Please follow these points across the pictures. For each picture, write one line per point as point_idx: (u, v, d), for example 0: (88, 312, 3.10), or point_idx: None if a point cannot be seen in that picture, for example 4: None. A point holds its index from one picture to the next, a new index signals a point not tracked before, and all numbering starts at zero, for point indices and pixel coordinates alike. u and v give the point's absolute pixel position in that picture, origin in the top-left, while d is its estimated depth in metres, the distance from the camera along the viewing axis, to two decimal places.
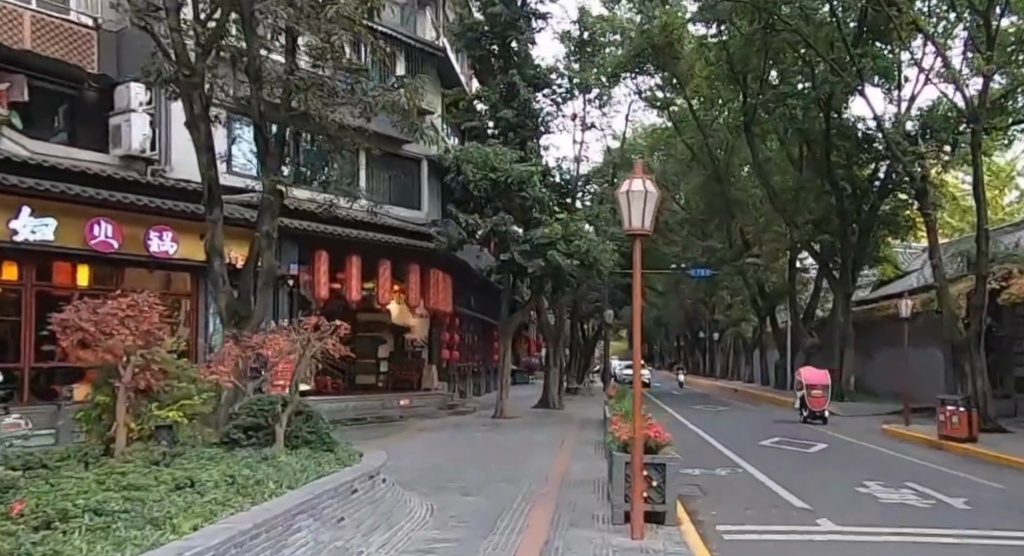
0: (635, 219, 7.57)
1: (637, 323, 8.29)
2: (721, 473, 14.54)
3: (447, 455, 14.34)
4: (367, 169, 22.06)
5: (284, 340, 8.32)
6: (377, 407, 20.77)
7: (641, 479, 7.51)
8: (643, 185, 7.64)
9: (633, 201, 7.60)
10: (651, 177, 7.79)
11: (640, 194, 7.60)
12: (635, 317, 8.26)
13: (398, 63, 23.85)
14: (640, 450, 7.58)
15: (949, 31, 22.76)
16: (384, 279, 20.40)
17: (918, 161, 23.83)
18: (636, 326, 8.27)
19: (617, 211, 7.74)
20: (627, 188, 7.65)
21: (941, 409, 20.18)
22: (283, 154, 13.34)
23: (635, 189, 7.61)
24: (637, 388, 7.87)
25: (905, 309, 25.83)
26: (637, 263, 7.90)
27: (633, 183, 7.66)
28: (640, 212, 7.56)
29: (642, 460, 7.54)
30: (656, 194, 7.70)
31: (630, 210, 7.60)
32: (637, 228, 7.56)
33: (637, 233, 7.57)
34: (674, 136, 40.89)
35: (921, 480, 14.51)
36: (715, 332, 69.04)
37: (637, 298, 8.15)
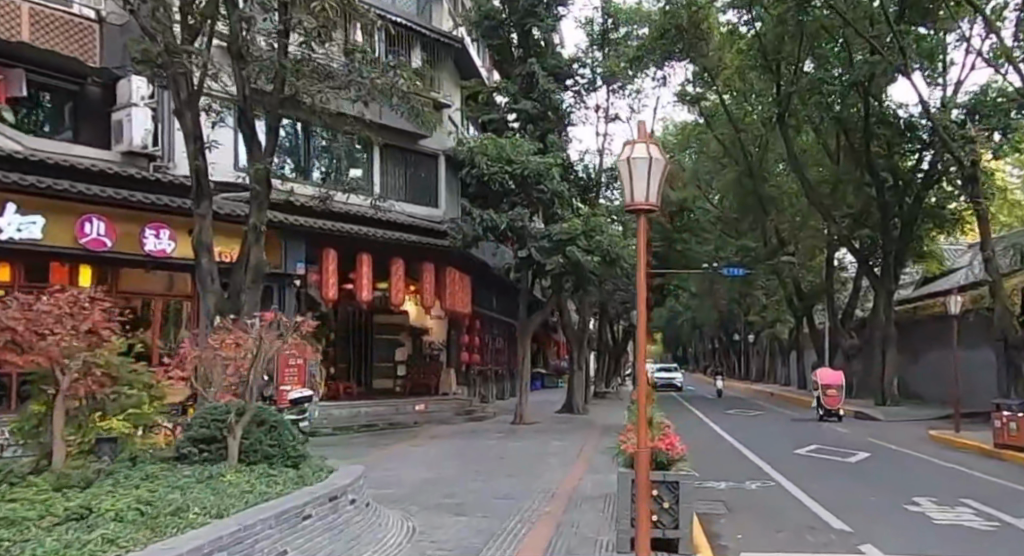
0: (637, 192, 6.62)
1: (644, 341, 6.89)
2: (750, 486, 13.34)
3: (454, 467, 13.28)
4: (381, 165, 21.11)
5: (240, 341, 7.28)
6: (391, 412, 19.50)
7: (647, 504, 6.48)
8: (646, 150, 6.68)
9: (636, 171, 6.66)
10: (659, 143, 6.81)
11: (644, 163, 6.65)
12: (640, 334, 6.89)
13: (412, 54, 22.17)
14: (645, 464, 6.75)
15: (999, 9, 21.52)
16: (397, 278, 19.13)
17: (968, 146, 22.55)
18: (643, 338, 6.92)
19: (616, 182, 6.81)
20: (628, 154, 6.72)
21: (996, 414, 18.72)
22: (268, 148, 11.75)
23: (638, 157, 6.66)
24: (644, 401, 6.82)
25: (954, 306, 24.38)
26: (642, 247, 6.83)
27: (635, 148, 6.72)
28: (643, 183, 6.62)
29: (646, 481, 6.54)
30: (664, 163, 6.75)
31: (632, 180, 6.65)
32: (640, 202, 6.62)
33: (640, 209, 6.64)
34: (705, 132, 39.54)
35: (979, 496, 13.08)
36: (750, 334, 67.40)
37: (642, 305, 6.83)
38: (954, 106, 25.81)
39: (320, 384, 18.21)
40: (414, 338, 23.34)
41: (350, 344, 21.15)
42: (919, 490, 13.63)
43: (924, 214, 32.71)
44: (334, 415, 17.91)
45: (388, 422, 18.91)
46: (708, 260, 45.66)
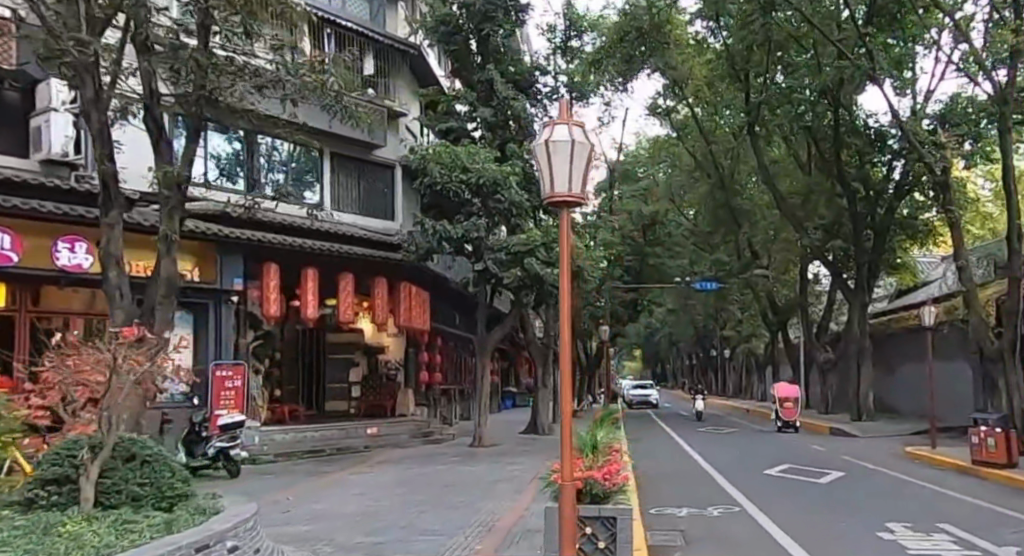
0: (557, 183, 6.55)
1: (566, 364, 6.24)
2: (713, 513, 12.81)
3: (393, 497, 12.16)
4: (333, 176, 19.92)
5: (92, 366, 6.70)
6: (341, 436, 17.91)
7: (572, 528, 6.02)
8: (569, 132, 6.54)
9: (558, 159, 6.56)
10: (585, 124, 6.69)
11: (566, 145, 6.53)
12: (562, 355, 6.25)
13: (366, 60, 20.97)
14: (569, 499, 6.07)
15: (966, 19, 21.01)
16: (346, 293, 17.83)
17: (940, 155, 22.06)
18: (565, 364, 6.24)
19: (535, 167, 6.70)
20: (548, 136, 6.58)
21: (973, 431, 17.94)
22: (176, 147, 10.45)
23: (560, 139, 6.53)
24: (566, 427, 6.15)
25: (928, 317, 23.71)
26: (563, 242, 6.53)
27: (555, 130, 6.57)
28: (564, 172, 6.55)
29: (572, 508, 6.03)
30: (589, 144, 6.64)
31: (553, 170, 6.57)
32: (562, 194, 6.56)
33: (562, 200, 6.57)
34: (676, 145, 38.88)
35: (956, 518, 12.20)
36: (725, 350, 66.90)
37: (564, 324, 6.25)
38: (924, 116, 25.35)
39: (263, 407, 17.07)
40: (369, 357, 21.86)
41: (298, 362, 19.87)
42: (890, 514, 12.77)
43: (895, 225, 32.23)
44: (277, 440, 16.09)
45: (336, 447, 17.26)
46: (681, 274, 44.93)
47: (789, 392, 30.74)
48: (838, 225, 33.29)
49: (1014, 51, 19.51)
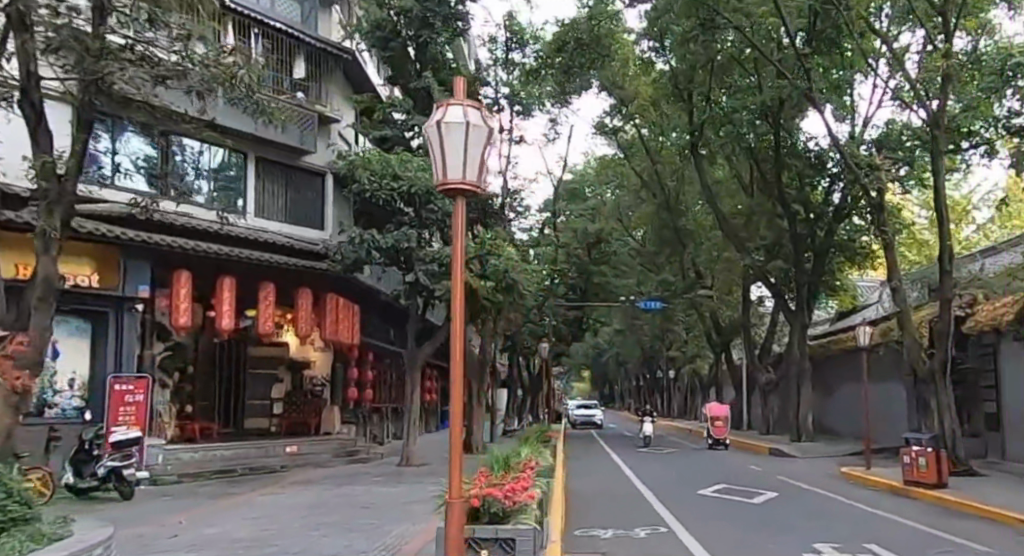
0: (450, 170, 6.03)
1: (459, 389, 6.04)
2: (639, 535, 12.32)
3: (295, 520, 11.39)
4: (258, 181, 19.03)
5: None
6: (256, 455, 17.01)
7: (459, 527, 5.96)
8: (463, 113, 5.99)
9: (452, 139, 6.02)
10: (482, 105, 6.14)
11: (459, 128, 5.98)
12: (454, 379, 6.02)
13: (297, 64, 20.17)
14: (458, 517, 5.99)
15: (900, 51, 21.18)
16: (265, 303, 16.92)
17: (876, 179, 22.10)
18: (457, 391, 6.00)
19: (427, 150, 6.13)
20: (441, 117, 6.00)
21: (905, 451, 17.71)
22: (57, 136, 9.66)
23: (453, 121, 5.96)
24: (454, 446, 5.98)
25: (863, 338, 23.64)
26: (457, 233, 6.12)
27: (449, 110, 6.00)
28: (458, 158, 6.03)
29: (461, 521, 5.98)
30: (486, 127, 6.10)
31: (446, 155, 6.04)
32: (456, 181, 6.03)
33: (456, 188, 6.05)
34: (623, 165, 38.84)
35: (886, 539, 11.79)
36: (671, 371, 66.96)
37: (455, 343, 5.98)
38: (860, 145, 25.74)
39: (169, 423, 16.11)
40: (293, 373, 21.03)
41: (211, 377, 18.82)
42: (818, 535, 12.34)
43: (834, 247, 32.38)
44: (183, 458, 15.18)
45: (249, 467, 16.34)
46: (626, 293, 44.47)
47: (718, 411, 31.60)
48: (778, 245, 33.42)
49: (945, 77, 19.66)
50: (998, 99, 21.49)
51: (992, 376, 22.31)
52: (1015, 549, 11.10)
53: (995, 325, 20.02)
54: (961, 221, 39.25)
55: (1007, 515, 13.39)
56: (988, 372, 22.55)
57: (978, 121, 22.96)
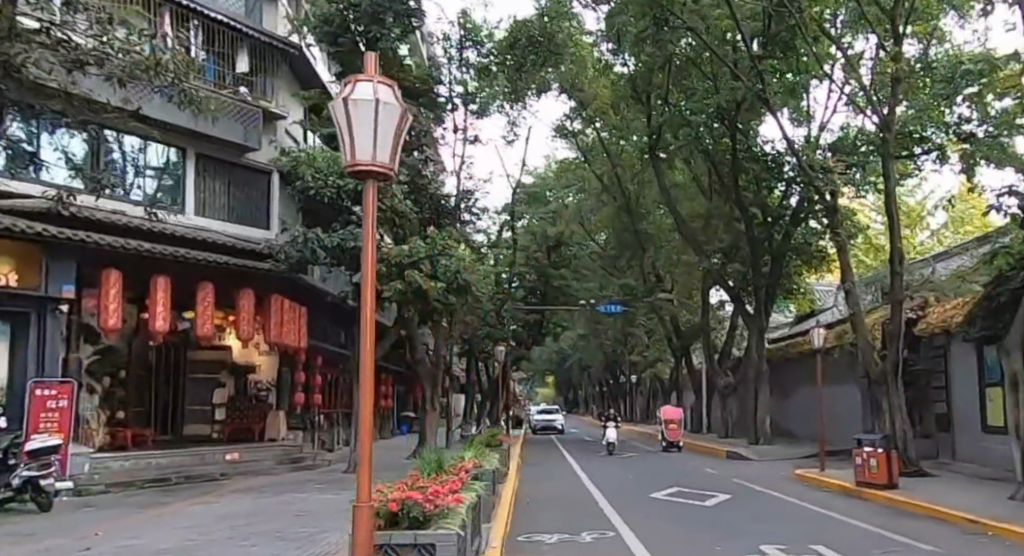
0: (359, 150, 5.58)
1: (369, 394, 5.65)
2: (586, 539, 11.99)
3: (223, 530, 10.90)
4: (199, 179, 18.40)
5: None
6: (194, 462, 16.40)
7: (368, 535, 5.52)
8: (373, 89, 5.55)
9: (360, 116, 5.57)
10: (394, 83, 5.69)
11: (369, 106, 5.54)
12: (362, 377, 5.64)
13: (240, 56, 19.60)
14: (368, 524, 5.55)
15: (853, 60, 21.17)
16: (204, 305, 16.31)
17: (830, 181, 22.06)
18: (366, 390, 5.58)
19: (334, 129, 5.68)
20: (348, 94, 5.56)
21: (857, 452, 17.58)
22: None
23: (360, 97, 5.52)
24: (365, 449, 5.59)
25: (816, 340, 23.56)
26: (368, 220, 5.64)
27: (357, 87, 5.56)
28: (368, 138, 5.59)
29: (371, 532, 5.53)
30: (398, 106, 5.68)
31: (354, 134, 5.59)
32: (365, 163, 5.59)
33: (366, 171, 5.61)
34: (582, 168, 38.70)
35: (834, 541, 11.54)
36: (632, 376, 67.02)
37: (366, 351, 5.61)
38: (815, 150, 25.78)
39: (98, 430, 15.47)
40: (237, 377, 20.42)
41: (145, 382, 18.08)
42: (766, 538, 12.06)
43: (791, 251, 32.41)
44: (112, 466, 14.55)
45: (184, 475, 15.75)
46: (587, 297, 43.87)
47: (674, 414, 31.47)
48: (736, 248, 33.44)
49: (896, 82, 19.64)
50: (948, 105, 21.58)
51: (942, 377, 22.38)
52: (961, 548, 10.97)
53: (945, 326, 20.05)
54: (915, 226, 39.66)
55: (956, 515, 13.29)
56: (939, 374, 22.59)
57: (930, 125, 23.04)
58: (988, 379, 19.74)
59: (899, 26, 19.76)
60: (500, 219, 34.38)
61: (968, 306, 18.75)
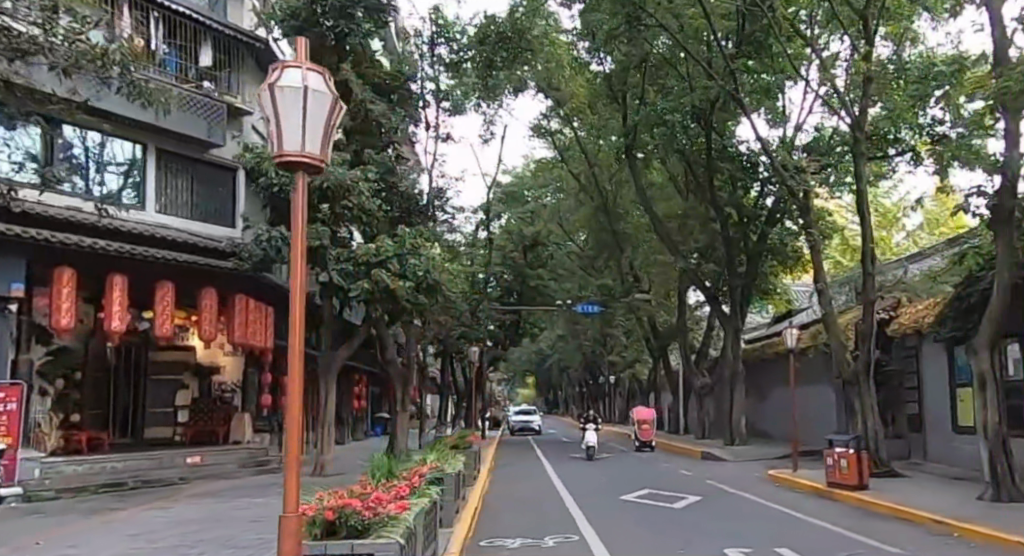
0: (287, 140, 5.30)
1: (297, 408, 5.30)
2: (548, 543, 11.75)
3: (171, 537, 10.57)
4: (160, 175, 18.02)
5: None
6: (152, 466, 16.02)
7: (295, 544, 5.23)
8: (301, 77, 5.28)
9: (285, 103, 5.28)
10: (324, 70, 5.43)
11: (296, 93, 5.27)
12: (292, 382, 5.28)
13: (203, 49, 19.24)
14: (295, 533, 5.25)
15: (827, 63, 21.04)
16: (163, 305, 15.85)
17: (802, 181, 21.97)
18: (295, 394, 5.27)
19: (261, 118, 5.40)
20: (274, 81, 5.28)
21: (827, 452, 17.45)
22: None
23: (286, 83, 5.25)
24: (292, 457, 5.25)
25: (790, 340, 23.44)
26: (297, 214, 5.37)
27: (285, 73, 5.29)
28: (296, 128, 5.31)
29: (297, 545, 5.24)
30: (329, 94, 5.41)
31: (280, 123, 5.31)
32: (294, 154, 5.30)
33: (294, 162, 5.32)
34: (559, 167, 38.51)
35: (800, 543, 11.35)
36: (612, 377, 66.95)
37: (296, 356, 5.27)
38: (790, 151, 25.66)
39: (50, 434, 15.05)
40: (201, 379, 20.05)
41: (102, 384, 17.63)
42: (732, 540, 11.86)
43: (766, 251, 32.30)
44: (64, 471, 14.15)
45: (141, 479, 15.38)
46: (564, 296, 43.72)
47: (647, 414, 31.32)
48: (711, 249, 33.32)
49: (868, 82, 19.55)
50: (921, 108, 21.57)
51: (914, 378, 22.32)
52: (927, 550, 10.80)
53: (916, 326, 19.97)
54: (891, 227, 39.77)
55: (922, 515, 13.18)
56: (911, 374, 22.54)
57: (903, 126, 23.00)
58: (959, 379, 19.70)
59: (871, 27, 19.68)
60: (476, 218, 34.10)
61: (939, 306, 18.69)
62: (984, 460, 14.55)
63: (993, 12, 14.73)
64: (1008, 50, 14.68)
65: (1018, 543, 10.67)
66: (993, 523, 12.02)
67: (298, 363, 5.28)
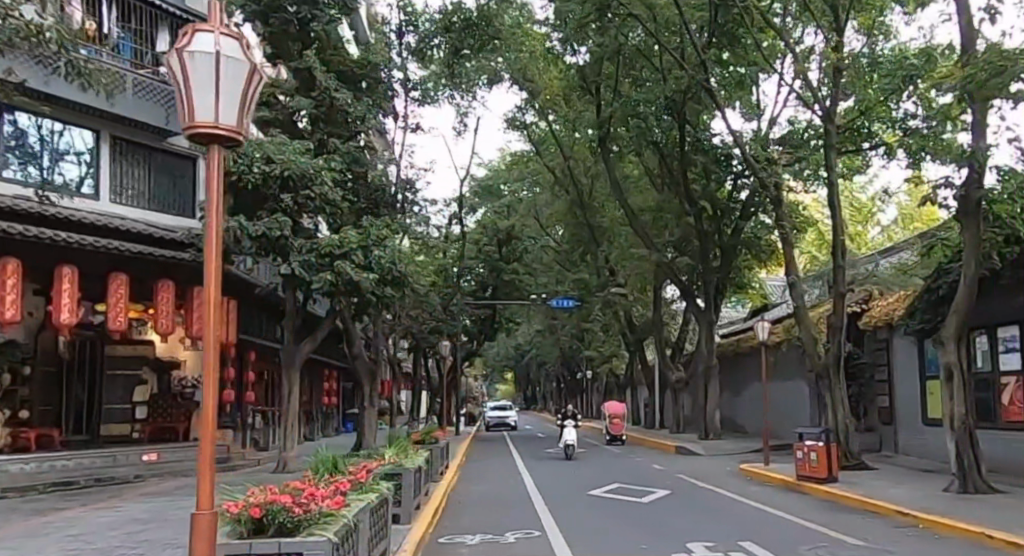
0: (198, 110, 4.92)
1: (211, 396, 4.94)
2: (508, 540, 11.41)
3: (112, 538, 10.14)
4: (116, 164, 17.51)
5: None
6: (105, 464, 15.55)
7: (209, 542, 4.87)
8: (213, 42, 4.91)
9: (197, 69, 4.90)
10: (241, 36, 5.06)
11: (208, 60, 4.89)
12: (204, 371, 4.97)
13: (161, 34, 18.74)
14: (210, 531, 4.89)
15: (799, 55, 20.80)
16: (116, 297, 15.35)
17: (774, 173, 21.75)
18: (209, 382, 4.91)
19: (170, 86, 5.01)
20: (184, 47, 4.91)
21: (797, 446, 17.25)
22: None
23: (197, 49, 4.87)
24: (206, 450, 4.87)
25: (762, 333, 23.26)
26: (210, 191, 5.01)
27: (196, 38, 4.91)
28: (208, 96, 4.92)
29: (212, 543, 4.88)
30: (246, 61, 5.04)
31: (191, 92, 4.92)
32: (206, 125, 4.93)
33: (207, 134, 4.94)
34: (534, 160, 38.18)
35: (765, 537, 11.09)
36: (589, 372, 66.78)
37: (207, 347, 4.97)
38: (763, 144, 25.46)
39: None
40: (160, 374, 19.59)
41: (54, 380, 17.14)
42: (696, 535, 11.59)
43: (741, 245, 32.13)
44: (10, 469, 13.66)
45: (93, 478, 14.92)
46: (540, 291, 43.43)
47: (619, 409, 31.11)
48: (686, 242, 33.12)
49: (839, 74, 19.36)
50: (893, 100, 21.44)
51: (885, 371, 22.21)
52: (892, 542, 10.59)
53: (887, 321, 19.82)
54: (867, 222, 39.78)
55: (890, 508, 12.98)
56: (883, 367, 22.41)
57: (876, 119, 22.85)
58: (929, 372, 19.57)
59: (842, 19, 19.48)
60: (449, 212, 33.71)
61: (909, 299, 18.54)
62: (952, 452, 14.38)
63: (961, 2, 14.53)
64: (976, 41, 14.50)
65: (983, 535, 10.48)
66: (960, 515, 11.83)
67: (210, 352, 4.98)
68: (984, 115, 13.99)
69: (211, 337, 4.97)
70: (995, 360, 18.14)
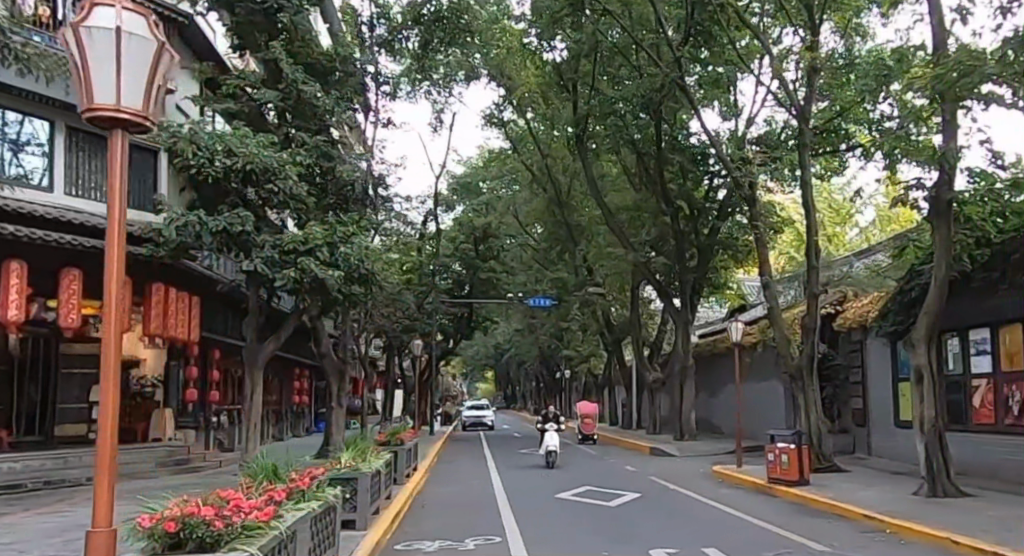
0: (98, 92, 4.56)
1: (112, 400, 4.54)
2: (466, 546, 11.05)
3: (47, 547, 9.69)
4: (72, 157, 16.96)
5: None
6: (57, 466, 15.06)
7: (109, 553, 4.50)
8: (114, 17, 4.55)
9: (96, 46, 4.53)
10: (146, 10, 4.70)
11: (107, 36, 4.53)
12: (105, 372, 4.55)
13: None
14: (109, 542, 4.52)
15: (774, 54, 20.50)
16: (69, 293, 14.82)
17: (750, 173, 21.48)
18: (109, 382, 4.53)
19: (67, 64, 4.63)
20: (81, 22, 4.54)
21: (768, 448, 16.98)
22: None
23: (95, 24, 4.51)
24: (105, 455, 4.50)
25: (736, 334, 23.01)
26: (112, 177, 4.65)
27: (94, 13, 4.55)
28: (107, 76, 4.57)
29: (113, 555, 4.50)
30: (152, 39, 4.69)
31: (89, 70, 4.56)
32: (106, 108, 4.57)
33: (108, 118, 4.59)
34: (511, 157, 37.77)
35: (728, 542, 10.81)
36: (568, 372, 66.50)
37: (109, 345, 4.54)
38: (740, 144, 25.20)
39: None
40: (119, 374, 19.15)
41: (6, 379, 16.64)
42: (659, 540, 11.28)
43: (718, 245, 31.92)
44: None
45: (43, 480, 14.42)
46: (517, 290, 43.09)
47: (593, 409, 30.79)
48: (663, 242, 32.85)
49: (814, 73, 19.10)
50: (869, 100, 21.23)
51: (860, 373, 22.00)
52: (855, 547, 10.35)
53: (860, 322, 19.60)
54: (845, 223, 39.70)
55: (857, 512, 12.74)
56: (857, 368, 22.21)
57: (853, 120, 22.64)
58: (901, 374, 19.39)
59: (817, 18, 19.21)
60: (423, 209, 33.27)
61: (882, 301, 18.33)
62: (921, 455, 14.15)
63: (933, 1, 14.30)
64: (947, 41, 14.27)
65: (948, 539, 10.25)
66: (927, 519, 11.56)
67: (111, 351, 4.55)
68: (955, 115, 13.78)
69: (112, 333, 4.57)
70: (967, 362, 17.97)
